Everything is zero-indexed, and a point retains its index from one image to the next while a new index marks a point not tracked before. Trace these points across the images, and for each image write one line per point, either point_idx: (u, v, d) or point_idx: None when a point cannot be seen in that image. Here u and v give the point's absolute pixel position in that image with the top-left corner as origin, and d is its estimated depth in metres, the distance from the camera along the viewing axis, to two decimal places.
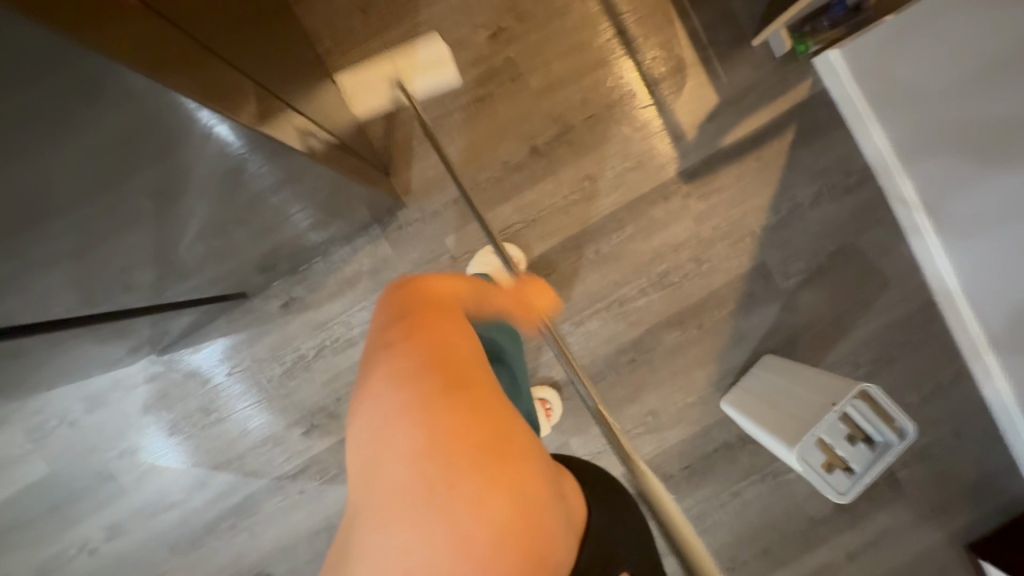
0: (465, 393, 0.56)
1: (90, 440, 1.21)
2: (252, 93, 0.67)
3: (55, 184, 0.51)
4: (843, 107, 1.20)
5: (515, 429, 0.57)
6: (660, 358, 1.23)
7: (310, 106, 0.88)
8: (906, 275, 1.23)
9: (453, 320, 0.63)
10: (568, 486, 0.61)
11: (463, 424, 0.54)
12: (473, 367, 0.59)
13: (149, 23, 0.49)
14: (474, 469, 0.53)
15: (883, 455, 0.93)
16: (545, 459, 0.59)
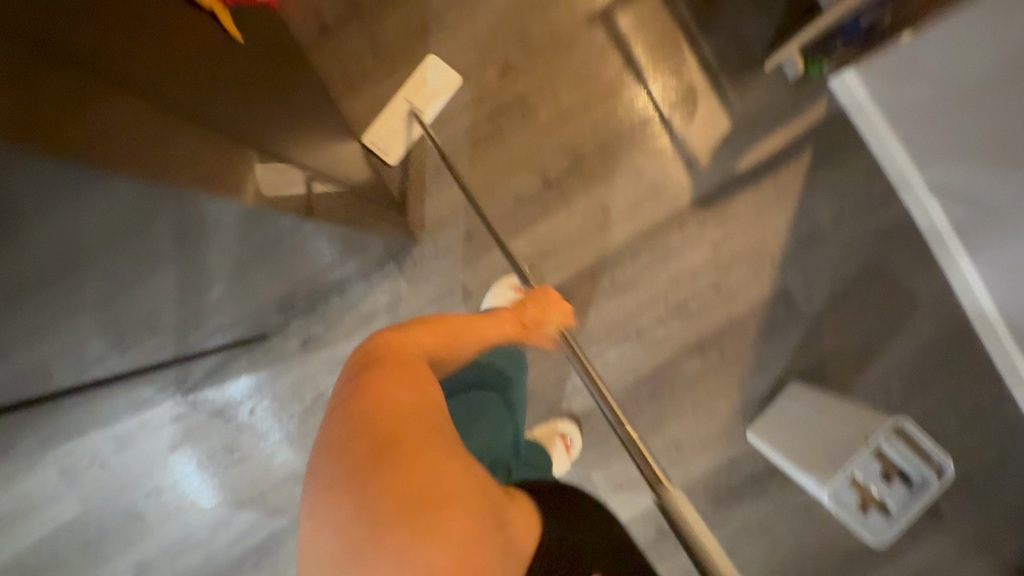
0: (393, 443, 0.52)
1: (119, 480, 1.23)
2: (267, 159, 0.65)
3: (64, 251, 0.47)
4: (861, 127, 1.17)
5: (449, 467, 0.53)
6: (681, 388, 1.20)
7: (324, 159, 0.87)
8: (936, 295, 1.19)
9: (410, 368, 0.61)
10: (517, 517, 0.55)
11: (388, 476, 0.51)
12: (406, 412, 0.56)
13: (140, 105, 0.46)
14: (398, 522, 0.49)
15: (920, 494, 0.89)
16: (489, 496, 0.54)
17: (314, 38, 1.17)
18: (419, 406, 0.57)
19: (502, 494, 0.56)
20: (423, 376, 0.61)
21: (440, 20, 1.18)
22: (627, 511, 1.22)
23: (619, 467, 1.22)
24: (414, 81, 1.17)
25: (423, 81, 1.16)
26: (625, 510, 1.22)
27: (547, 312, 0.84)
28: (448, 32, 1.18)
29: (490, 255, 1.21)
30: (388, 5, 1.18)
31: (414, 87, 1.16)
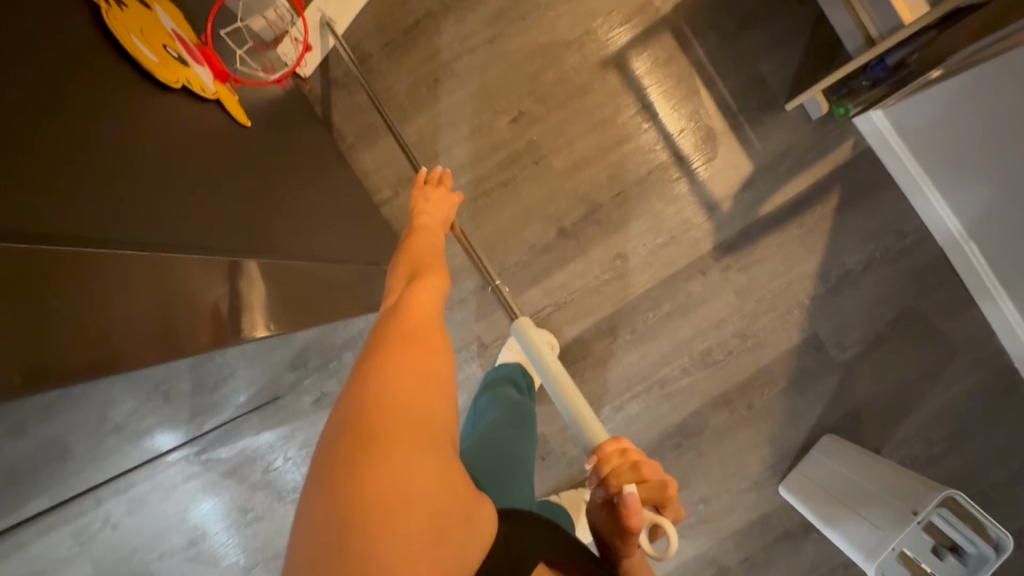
0: (376, 428, 0.42)
1: (131, 543, 1.21)
2: (266, 281, 0.62)
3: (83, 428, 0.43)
4: (890, 166, 1.12)
5: (430, 455, 0.43)
6: (708, 442, 1.15)
7: (321, 237, 0.82)
8: (976, 340, 1.12)
9: (417, 346, 0.50)
10: (485, 518, 0.46)
11: (360, 468, 0.39)
12: (395, 390, 0.45)
13: (113, 267, 0.42)
14: (358, 521, 0.37)
15: (978, 571, 0.81)
16: (460, 494, 0.44)
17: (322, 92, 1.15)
18: (414, 385, 0.46)
19: (471, 490, 0.46)
20: (426, 350, 0.51)
21: (450, 69, 1.16)
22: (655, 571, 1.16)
23: None
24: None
25: None
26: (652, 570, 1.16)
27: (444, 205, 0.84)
28: (458, 81, 1.16)
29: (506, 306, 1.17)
30: (396, 56, 1.16)
31: None
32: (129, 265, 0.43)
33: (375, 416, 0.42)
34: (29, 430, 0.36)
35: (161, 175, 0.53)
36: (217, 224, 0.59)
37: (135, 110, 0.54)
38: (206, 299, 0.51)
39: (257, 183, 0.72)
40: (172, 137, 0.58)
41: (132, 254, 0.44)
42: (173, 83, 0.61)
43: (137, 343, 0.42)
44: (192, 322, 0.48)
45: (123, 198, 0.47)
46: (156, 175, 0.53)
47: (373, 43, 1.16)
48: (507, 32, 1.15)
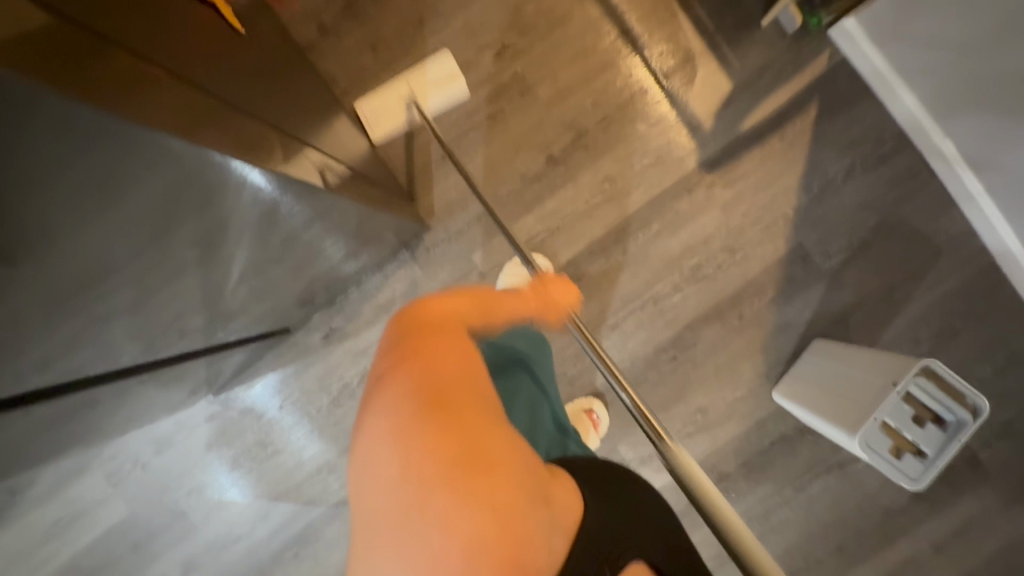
0: (449, 408, 0.50)
1: (160, 482, 1.27)
2: (278, 145, 0.67)
3: (108, 245, 0.50)
4: (866, 73, 1.15)
5: (500, 436, 0.51)
6: (702, 354, 1.19)
7: (327, 147, 0.88)
8: (959, 240, 1.16)
9: (458, 335, 0.57)
10: (561, 498, 0.55)
11: (443, 443, 0.48)
12: (457, 382, 0.52)
13: (161, 76, 0.49)
14: (444, 487, 0.48)
15: (956, 435, 0.88)
16: (535, 475, 0.53)
17: (313, 39, 1.20)
18: (468, 376, 0.53)
19: (545, 474, 0.55)
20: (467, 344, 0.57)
21: (435, 9, 1.20)
22: (657, 481, 1.21)
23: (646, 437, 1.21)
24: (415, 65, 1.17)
25: (427, 71, 1.16)
26: (655, 480, 1.21)
27: (565, 298, 0.77)
28: (444, 20, 1.20)
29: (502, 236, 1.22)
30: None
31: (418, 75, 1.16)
32: (178, 91, 0.50)
33: (444, 399, 0.51)
34: (81, 203, 0.44)
35: (203, 54, 0.61)
36: (244, 100, 0.65)
37: (173, 3, 0.62)
38: (234, 141, 0.56)
39: (272, 96, 0.77)
40: (200, 30, 0.65)
41: (179, 84, 0.51)
42: None
43: (181, 124, 0.48)
44: (226, 142, 0.54)
45: (174, 50, 0.55)
46: (199, 52, 0.60)
47: None
48: None
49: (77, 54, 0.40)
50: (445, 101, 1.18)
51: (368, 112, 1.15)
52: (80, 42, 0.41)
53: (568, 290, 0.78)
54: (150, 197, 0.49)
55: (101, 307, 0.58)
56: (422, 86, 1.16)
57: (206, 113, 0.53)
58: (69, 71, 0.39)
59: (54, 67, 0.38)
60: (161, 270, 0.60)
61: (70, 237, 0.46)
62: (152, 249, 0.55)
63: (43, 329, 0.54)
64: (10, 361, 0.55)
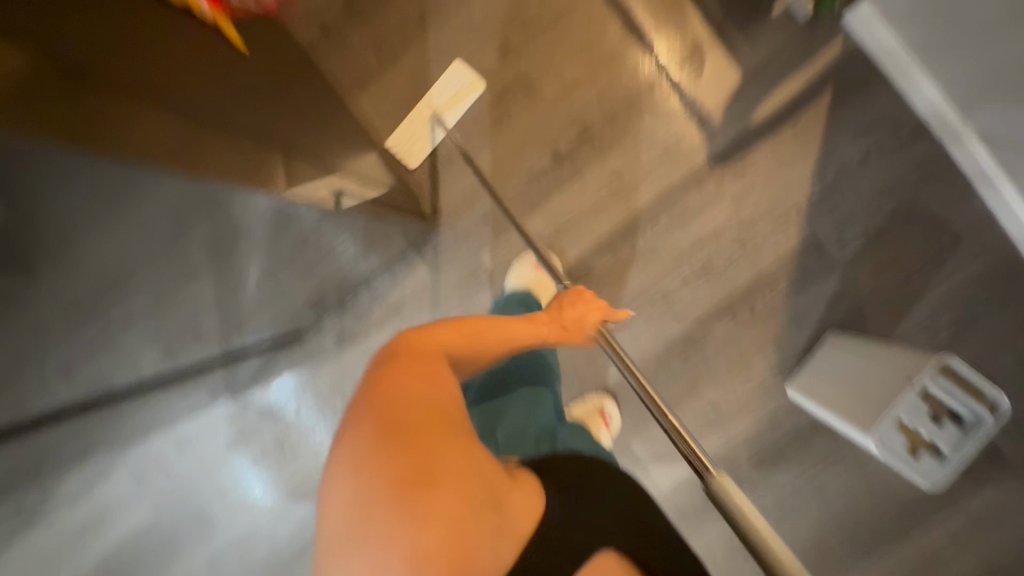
0: (398, 433, 0.52)
1: (185, 480, 1.31)
2: (279, 166, 0.68)
3: (125, 255, 0.49)
4: (880, 57, 1.11)
5: (453, 453, 0.53)
6: (713, 348, 1.18)
7: (332, 156, 0.87)
8: (979, 227, 1.12)
9: (426, 362, 0.59)
10: (518, 507, 0.55)
11: (386, 462, 0.51)
12: (411, 403, 0.54)
13: (158, 110, 0.49)
14: (389, 505, 0.49)
15: (974, 434, 0.86)
16: (489, 486, 0.53)
17: (316, 40, 1.19)
18: (423, 401, 0.55)
19: (501, 479, 0.56)
20: (433, 369, 0.59)
21: (436, 5, 1.18)
22: (670, 476, 1.22)
23: (659, 432, 1.22)
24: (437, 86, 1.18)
25: (439, 90, 1.18)
26: (668, 474, 1.22)
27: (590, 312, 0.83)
28: (445, 17, 1.18)
29: (509, 234, 1.21)
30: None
31: (431, 96, 1.18)
32: (170, 122, 0.49)
33: (397, 419, 0.53)
34: (95, 217, 0.43)
35: (197, 71, 0.59)
36: (241, 120, 0.64)
37: (158, 16, 0.59)
38: (227, 165, 0.56)
39: (271, 109, 0.76)
40: (195, 48, 0.63)
41: (168, 110, 0.50)
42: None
43: (171, 161, 0.48)
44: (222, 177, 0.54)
45: (166, 69, 0.53)
46: (193, 72, 0.58)
47: None
48: None
49: (61, 94, 0.39)
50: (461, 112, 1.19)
51: (397, 143, 1.18)
52: (62, 79, 0.40)
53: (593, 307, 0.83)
54: (161, 198, 0.48)
55: (121, 313, 0.56)
56: (438, 104, 1.18)
57: (201, 142, 0.53)
58: (59, 115, 0.38)
59: (46, 114, 0.37)
60: (177, 275, 0.59)
61: (79, 250, 0.44)
62: (165, 254, 0.54)
63: (62, 342, 0.53)
64: (33, 371, 0.54)
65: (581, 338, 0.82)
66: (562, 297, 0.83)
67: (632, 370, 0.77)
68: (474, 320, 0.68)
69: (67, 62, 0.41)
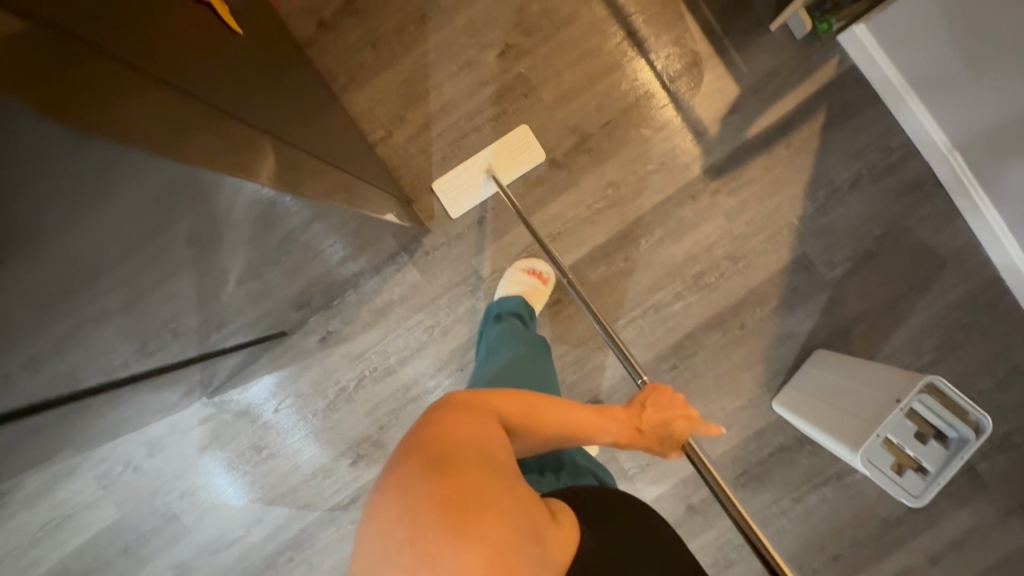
0: (446, 464, 0.49)
1: (153, 484, 1.26)
2: (269, 150, 0.64)
3: (104, 243, 0.45)
4: (874, 80, 1.13)
5: (496, 484, 0.50)
6: (703, 363, 1.18)
7: (321, 151, 0.84)
8: (963, 252, 1.14)
9: (486, 414, 0.57)
10: (558, 542, 0.53)
11: (435, 488, 0.48)
12: (467, 439, 0.52)
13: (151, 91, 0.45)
14: (436, 530, 0.46)
15: (958, 452, 0.86)
16: (531, 518, 0.51)
17: (312, 35, 1.17)
18: (480, 436, 0.53)
19: (543, 511, 0.53)
20: (496, 427, 0.56)
21: (436, 6, 1.17)
22: (655, 490, 1.21)
23: (645, 445, 1.21)
24: (498, 143, 1.17)
25: (507, 147, 1.17)
26: (653, 488, 1.21)
27: (674, 420, 0.75)
28: (446, 18, 1.17)
29: (504, 240, 1.20)
30: None
31: (498, 149, 1.17)
32: (165, 108, 0.46)
33: (450, 450, 0.50)
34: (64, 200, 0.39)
35: (180, 52, 0.56)
36: (230, 103, 0.61)
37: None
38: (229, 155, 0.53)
39: (263, 96, 0.74)
40: (176, 25, 0.60)
41: (161, 97, 0.46)
42: None
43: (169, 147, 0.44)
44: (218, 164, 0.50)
45: (148, 50, 0.49)
46: (177, 54, 0.55)
47: None
48: None
49: (48, 70, 0.36)
50: (518, 173, 1.17)
51: (446, 183, 1.18)
52: (40, 53, 0.36)
53: (682, 419, 0.76)
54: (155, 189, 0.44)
55: (94, 309, 0.53)
56: (500, 159, 1.17)
57: (199, 127, 0.50)
58: (45, 92, 0.35)
59: (31, 89, 0.34)
60: (156, 270, 0.55)
61: (61, 244, 0.41)
62: (145, 250, 0.50)
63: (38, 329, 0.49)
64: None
65: (655, 444, 0.76)
66: (642, 396, 0.77)
67: (702, 461, 0.72)
68: (550, 399, 0.65)
69: (49, 30, 0.38)
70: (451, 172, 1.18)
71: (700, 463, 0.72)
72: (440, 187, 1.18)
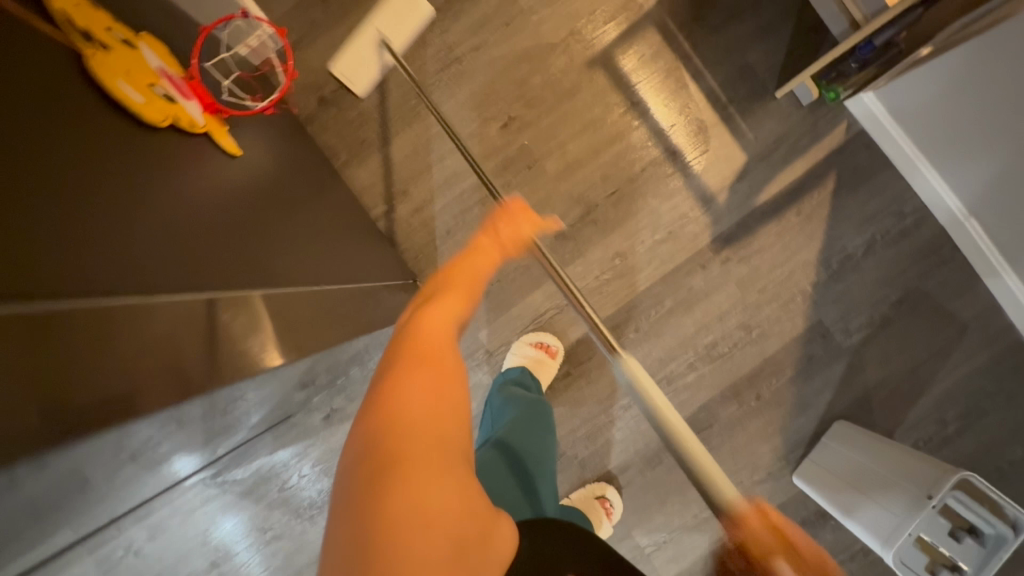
0: (397, 464, 0.43)
1: (154, 569, 1.22)
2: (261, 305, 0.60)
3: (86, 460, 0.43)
4: (884, 146, 1.11)
5: (451, 481, 0.45)
6: (719, 436, 1.15)
7: (328, 263, 0.80)
8: (984, 317, 1.11)
9: (433, 362, 0.50)
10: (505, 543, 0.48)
11: (389, 500, 0.42)
12: (417, 424, 0.46)
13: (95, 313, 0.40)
14: (387, 545, 0.40)
15: (997, 551, 0.82)
16: (481, 517, 0.46)
17: (313, 112, 1.17)
18: (434, 415, 0.47)
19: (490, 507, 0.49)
20: (448, 376, 0.50)
21: (437, 80, 1.16)
22: (673, 568, 1.16)
23: (662, 521, 1.16)
24: (385, 11, 1.13)
25: (393, 7, 1.13)
26: (670, 567, 1.16)
27: (524, 226, 0.72)
28: (448, 91, 1.16)
29: (510, 312, 1.17)
30: (384, 70, 1.16)
31: (385, 15, 1.12)
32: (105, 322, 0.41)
33: (400, 446, 0.44)
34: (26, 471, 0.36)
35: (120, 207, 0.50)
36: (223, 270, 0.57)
37: (78, 149, 0.50)
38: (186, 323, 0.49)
39: (244, 203, 0.70)
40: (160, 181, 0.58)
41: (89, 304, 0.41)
42: (154, 121, 0.62)
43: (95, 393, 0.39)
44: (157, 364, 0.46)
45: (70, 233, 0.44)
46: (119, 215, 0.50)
47: None
48: (492, 40, 1.16)
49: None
50: (411, 34, 1.14)
51: (343, 68, 1.13)
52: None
53: (533, 221, 0.74)
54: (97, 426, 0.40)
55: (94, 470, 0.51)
56: (391, 25, 1.13)
57: (150, 309, 0.46)
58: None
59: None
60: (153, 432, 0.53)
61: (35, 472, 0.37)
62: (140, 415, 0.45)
63: (34, 509, 0.47)
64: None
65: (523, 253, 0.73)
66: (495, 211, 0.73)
67: (582, 303, 0.80)
68: (458, 270, 0.61)
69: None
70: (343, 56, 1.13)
71: (551, 269, 0.80)
72: (338, 73, 1.13)
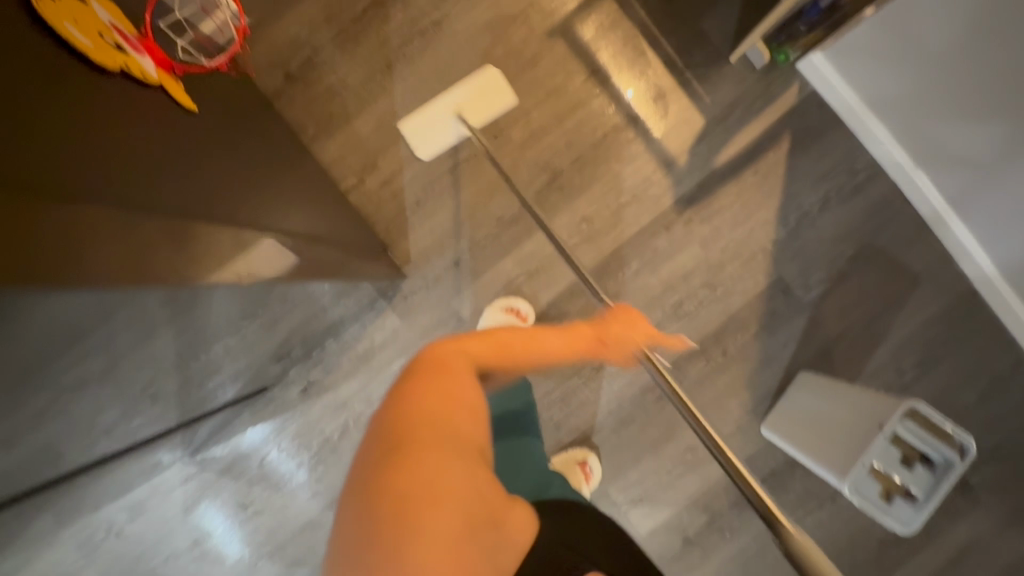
0: (404, 448, 0.49)
1: (136, 550, 1.22)
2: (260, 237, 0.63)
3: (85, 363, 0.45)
4: (835, 106, 1.16)
5: (459, 468, 0.50)
6: (688, 392, 1.18)
7: (298, 223, 0.82)
8: (936, 267, 1.16)
9: (445, 363, 0.56)
10: (518, 525, 0.53)
11: (397, 479, 0.48)
12: (424, 415, 0.52)
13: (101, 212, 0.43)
14: (393, 517, 0.46)
15: (944, 477, 0.87)
16: (489, 500, 0.51)
17: (280, 88, 1.18)
18: (440, 414, 0.52)
19: (504, 497, 0.54)
20: (461, 377, 0.55)
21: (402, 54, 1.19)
22: (648, 523, 1.19)
23: (636, 479, 1.19)
24: (464, 84, 1.17)
25: (478, 91, 1.16)
26: (646, 522, 1.19)
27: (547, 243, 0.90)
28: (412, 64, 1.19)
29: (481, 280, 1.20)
30: (349, 45, 1.18)
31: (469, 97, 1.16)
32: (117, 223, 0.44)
33: (408, 435, 0.50)
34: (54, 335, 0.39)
35: (83, 139, 0.51)
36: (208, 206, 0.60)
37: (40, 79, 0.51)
38: (194, 247, 0.52)
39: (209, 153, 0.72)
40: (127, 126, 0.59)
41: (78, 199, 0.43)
42: (105, 66, 0.63)
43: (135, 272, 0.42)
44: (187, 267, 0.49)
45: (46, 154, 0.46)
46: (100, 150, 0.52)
47: (324, 34, 1.18)
48: (454, 13, 1.18)
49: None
50: (496, 113, 1.17)
51: (415, 126, 1.17)
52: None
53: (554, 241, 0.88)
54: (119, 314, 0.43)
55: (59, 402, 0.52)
56: (473, 104, 1.16)
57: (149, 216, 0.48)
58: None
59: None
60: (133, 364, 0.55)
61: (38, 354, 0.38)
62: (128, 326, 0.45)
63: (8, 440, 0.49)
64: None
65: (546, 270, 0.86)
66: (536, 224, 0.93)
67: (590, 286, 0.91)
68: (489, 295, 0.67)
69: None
70: (420, 116, 1.17)
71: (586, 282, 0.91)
72: (410, 131, 1.18)
